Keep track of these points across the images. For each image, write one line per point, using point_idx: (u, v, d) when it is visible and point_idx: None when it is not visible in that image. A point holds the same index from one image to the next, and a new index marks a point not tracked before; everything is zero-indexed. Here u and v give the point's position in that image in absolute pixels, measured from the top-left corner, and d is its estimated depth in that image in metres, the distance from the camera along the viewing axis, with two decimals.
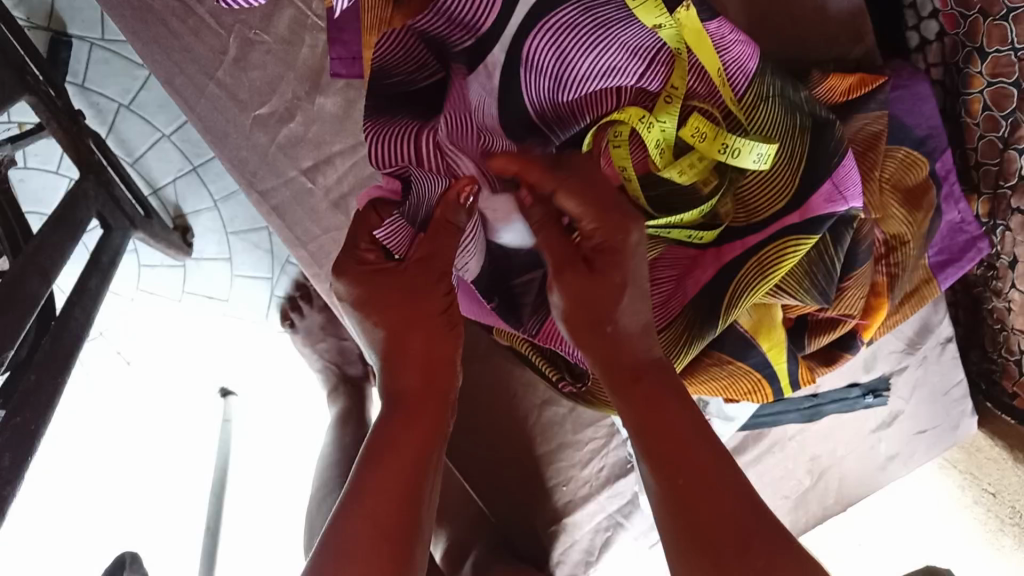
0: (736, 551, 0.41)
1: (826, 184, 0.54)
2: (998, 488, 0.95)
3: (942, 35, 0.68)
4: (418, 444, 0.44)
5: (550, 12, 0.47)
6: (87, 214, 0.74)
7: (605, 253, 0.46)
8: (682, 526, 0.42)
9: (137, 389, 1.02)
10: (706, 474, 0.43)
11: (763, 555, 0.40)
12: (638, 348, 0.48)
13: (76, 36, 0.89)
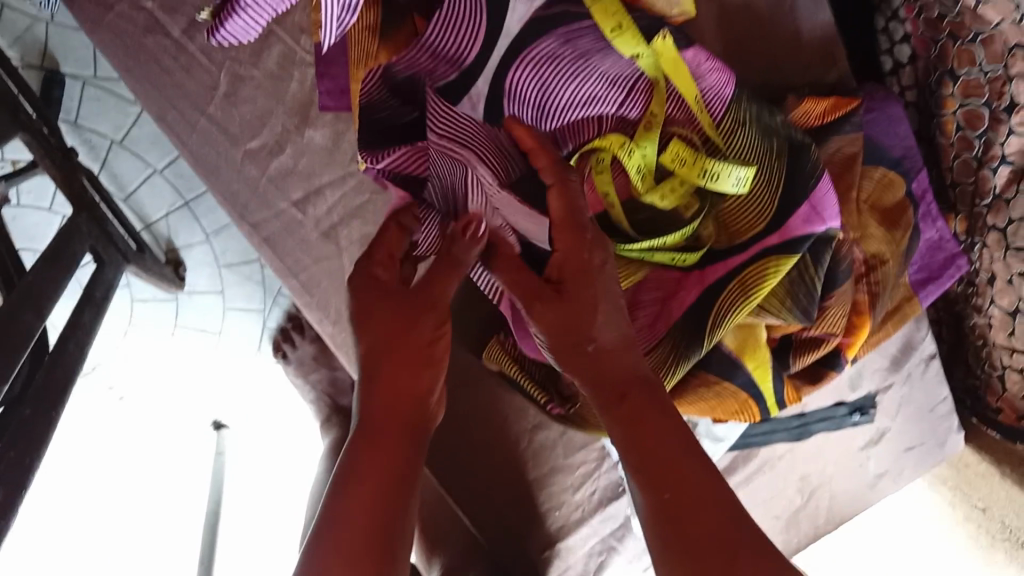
0: (723, 564, 0.40)
1: (804, 206, 0.55)
2: (987, 502, 0.95)
3: (915, 57, 0.71)
4: (389, 467, 0.44)
5: (530, 46, 0.49)
6: (80, 248, 0.75)
7: (573, 278, 0.47)
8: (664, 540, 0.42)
9: (129, 424, 1.02)
10: (686, 485, 0.44)
11: (750, 568, 0.40)
12: (624, 365, 0.48)
13: (69, 75, 0.90)
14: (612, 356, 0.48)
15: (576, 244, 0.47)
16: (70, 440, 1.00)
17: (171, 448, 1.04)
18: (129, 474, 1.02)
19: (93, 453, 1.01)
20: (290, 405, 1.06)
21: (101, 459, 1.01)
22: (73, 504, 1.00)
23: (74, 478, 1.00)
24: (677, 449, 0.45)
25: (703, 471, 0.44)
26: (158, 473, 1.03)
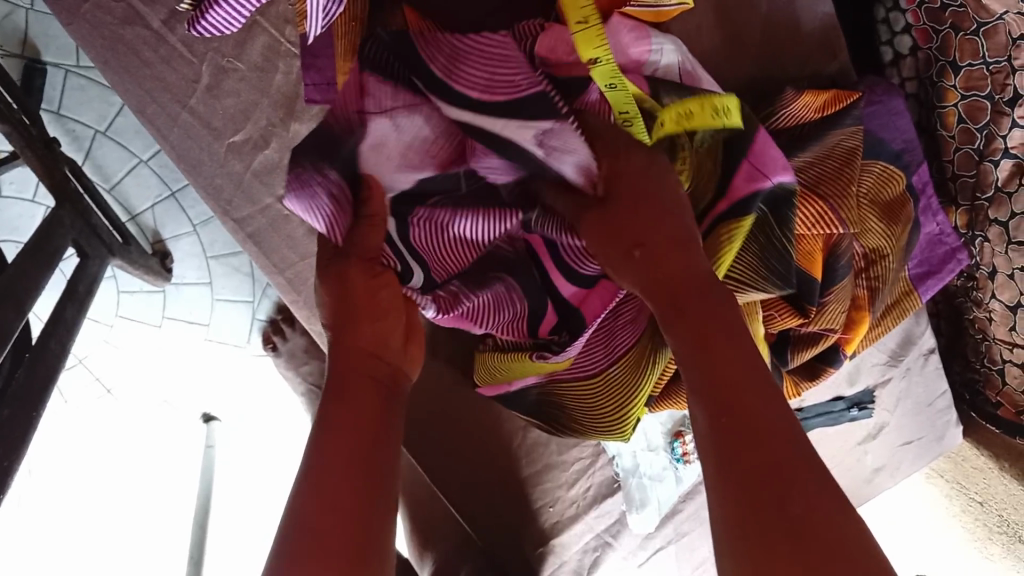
0: (773, 492, 0.31)
1: (746, 164, 0.49)
2: (985, 496, 0.93)
3: (916, 49, 0.68)
4: (363, 421, 0.38)
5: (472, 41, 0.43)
6: (63, 242, 0.73)
7: (618, 184, 0.42)
8: (730, 490, 0.31)
9: (117, 416, 1.00)
10: (748, 419, 0.33)
11: (800, 499, 0.30)
12: (686, 262, 0.40)
13: (50, 63, 0.88)
14: (682, 259, 0.41)
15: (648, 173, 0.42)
16: (56, 431, 0.98)
17: (161, 440, 1.02)
18: (118, 466, 1.01)
19: (81, 445, 0.99)
20: (282, 398, 1.04)
21: (88, 450, 0.99)
22: (64, 494, 1.00)
23: (63, 469, 0.99)
24: (761, 382, 0.35)
25: (768, 395, 0.34)
26: (147, 465, 1.02)
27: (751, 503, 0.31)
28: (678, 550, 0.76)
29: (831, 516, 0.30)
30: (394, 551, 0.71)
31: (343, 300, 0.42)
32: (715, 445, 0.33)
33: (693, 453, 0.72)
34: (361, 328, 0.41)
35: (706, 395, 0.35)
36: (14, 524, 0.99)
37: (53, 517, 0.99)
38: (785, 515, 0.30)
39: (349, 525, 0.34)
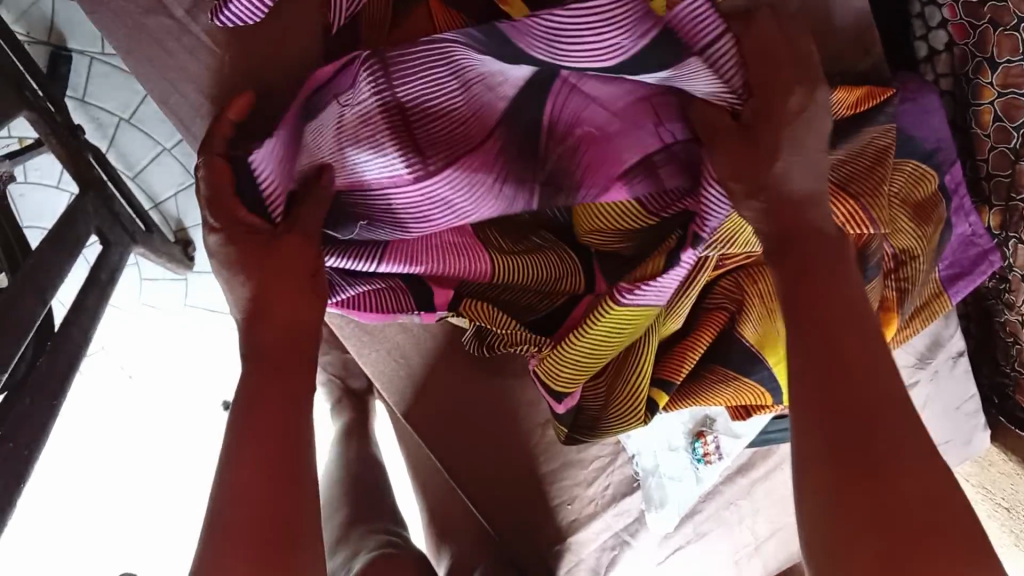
0: (861, 444, 0.36)
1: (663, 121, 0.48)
2: (1012, 502, 0.91)
3: (952, 45, 0.67)
4: (281, 392, 0.41)
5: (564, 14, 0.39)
6: (86, 229, 0.74)
7: (768, 101, 0.43)
8: (828, 477, 0.36)
9: (139, 402, 1.01)
10: (851, 378, 0.38)
11: (888, 456, 0.36)
12: (803, 216, 0.43)
13: (76, 50, 0.88)
14: (798, 210, 0.43)
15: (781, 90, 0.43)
16: (80, 415, 1.00)
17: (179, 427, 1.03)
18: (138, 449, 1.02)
19: (103, 428, 1.01)
20: None
21: (108, 435, 1.01)
22: (88, 476, 1.01)
23: (85, 452, 1.01)
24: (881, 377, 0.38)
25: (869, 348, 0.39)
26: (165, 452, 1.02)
27: (839, 457, 0.36)
28: (698, 549, 0.75)
29: (915, 472, 0.35)
30: (410, 542, 0.71)
31: (269, 273, 0.44)
32: (819, 436, 0.37)
33: (715, 454, 0.70)
34: (276, 302, 0.44)
35: (814, 380, 0.38)
36: (37, 502, 1.01)
37: (73, 499, 1.01)
38: (872, 471, 0.36)
39: (274, 504, 0.37)
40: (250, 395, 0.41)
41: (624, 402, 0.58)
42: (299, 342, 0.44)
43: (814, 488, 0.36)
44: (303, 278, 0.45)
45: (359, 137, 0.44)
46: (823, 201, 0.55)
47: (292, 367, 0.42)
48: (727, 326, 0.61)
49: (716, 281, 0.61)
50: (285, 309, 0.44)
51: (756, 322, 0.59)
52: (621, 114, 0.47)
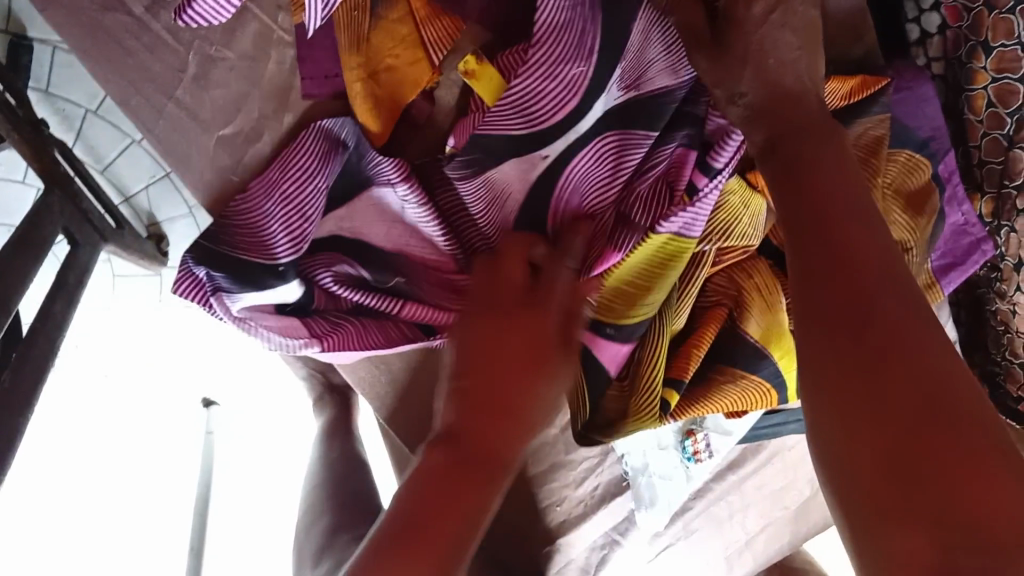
0: (889, 389, 0.33)
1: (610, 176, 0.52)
2: None
3: (945, 28, 0.65)
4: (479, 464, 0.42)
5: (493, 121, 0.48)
6: (52, 230, 0.70)
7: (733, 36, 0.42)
8: (854, 437, 0.34)
9: (113, 402, 0.99)
10: (871, 323, 0.35)
11: (916, 400, 0.33)
12: (818, 160, 0.40)
13: (37, 40, 0.84)
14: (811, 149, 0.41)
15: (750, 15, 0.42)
16: (54, 416, 0.97)
17: (159, 427, 1.01)
18: (115, 450, 1.00)
19: (78, 430, 0.98)
20: (284, 384, 1.02)
21: (83, 435, 0.99)
22: (60, 481, 0.99)
23: (61, 454, 0.99)
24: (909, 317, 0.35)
25: (887, 289, 0.36)
26: (149, 450, 1.01)
27: (866, 404, 0.34)
28: (686, 547, 0.74)
29: (950, 407, 0.33)
30: None
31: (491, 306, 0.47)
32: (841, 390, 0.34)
33: (705, 452, 0.68)
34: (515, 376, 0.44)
35: (834, 338, 0.35)
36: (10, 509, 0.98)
37: (52, 502, 0.98)
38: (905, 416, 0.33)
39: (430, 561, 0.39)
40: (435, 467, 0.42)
41: (647, 397, 0.55)
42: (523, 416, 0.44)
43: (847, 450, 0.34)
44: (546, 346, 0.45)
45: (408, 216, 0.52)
46: None
47: (501, 433, 0.43)
48: (726, 324, 0.58)
49: (708, 280, 0.59)
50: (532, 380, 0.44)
51: (758, 317, 0.57)
52: (591, 184, 0.52)
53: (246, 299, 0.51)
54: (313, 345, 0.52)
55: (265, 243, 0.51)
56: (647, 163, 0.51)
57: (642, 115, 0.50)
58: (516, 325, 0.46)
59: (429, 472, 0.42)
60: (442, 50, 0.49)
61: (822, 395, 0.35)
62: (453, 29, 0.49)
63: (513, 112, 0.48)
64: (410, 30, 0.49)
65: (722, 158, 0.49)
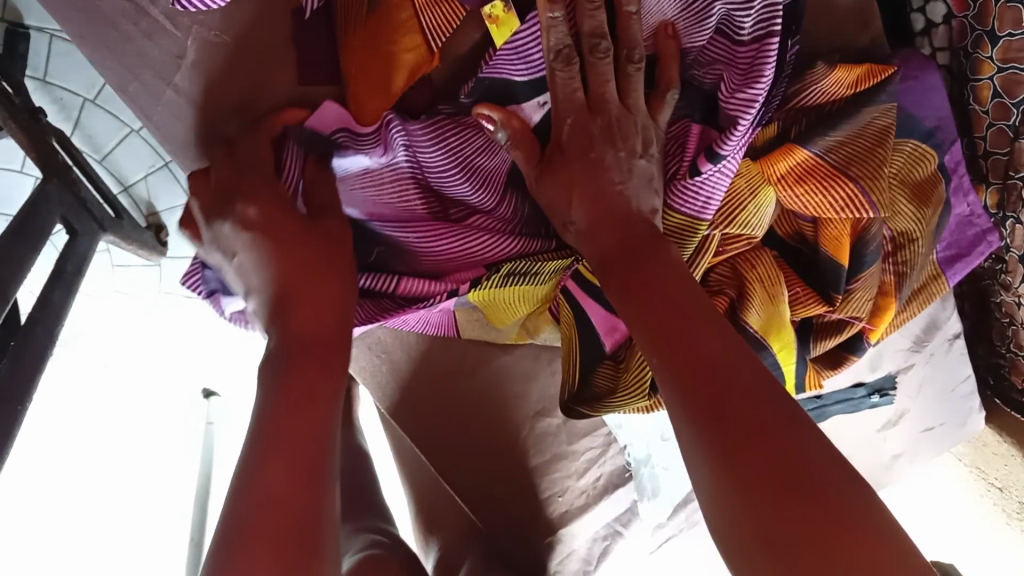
0: (704, 369, 0.39)
1: None
2: (1005, 483, 0.82)
3: (951, 18, 0.64)
4: (307, 404, 0.42)
5: (493, 68, 0.47)
6: (50, 220, 0.70)
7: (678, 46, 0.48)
8: (697, 414, 0.38)
9: (114, 393, 0.99)
10: (684, 326, 0.41)
11: (726, 376, 0.38)
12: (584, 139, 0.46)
13: (34, 28, 0.82)
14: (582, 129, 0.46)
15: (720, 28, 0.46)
16: (52, 408, 0.98)
17: (154, 418, 1.01)
18: (111, 442, 1.00)
19: (78, 421, 0.99)
20: None
21: (80, 425, 0.99)
22: (58, 471, 0.98)
23: (61, 439, 0.99)
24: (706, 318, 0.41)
25: (689, 298, 0.42)
26: (144, 442, 1.01)
27: (692, 389, 0.39)
28: (689, 539, 0.74)
29: (745, 381, 0.38)
30: (399, 540, 0.69)
31: (272, 226, 0.47)
32: (676, 380, 0.39)
33: None
34: (297, 316, 0.46)
35: (661, 341, 0.41)
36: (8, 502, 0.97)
37: (46, 486, 0.98)
38: (723, 388, 0.38)
39: (286, 522, 0.38)
40: (268, 419, 0.41)
41: (636, 373, 0.55)
42: (330, 357, 0.45)
43: (689, 424, 0.38)
44: (324, 278, 0.47)
45: (381, 187, 0.53)
46: (820, 183, 0.54)
47: (324, 371, 0.44)
48: (729, 312, 0.57)
49: (710, 270, 0.59)
50: (319, 310, 0.46)
51: (759, 309, 0.56)
52: None
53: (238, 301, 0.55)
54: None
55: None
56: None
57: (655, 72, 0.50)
58: (311, 261, 0.47)
59: (263, 427, 0.41)
60: (442, 37, 0.48)
61: (668, 390, 0.40)
62: (455, 16, 0.47)
63: (514, 58, 0.47)
64: (409, 16, 0.47)
65: (729, 144, 0.50)
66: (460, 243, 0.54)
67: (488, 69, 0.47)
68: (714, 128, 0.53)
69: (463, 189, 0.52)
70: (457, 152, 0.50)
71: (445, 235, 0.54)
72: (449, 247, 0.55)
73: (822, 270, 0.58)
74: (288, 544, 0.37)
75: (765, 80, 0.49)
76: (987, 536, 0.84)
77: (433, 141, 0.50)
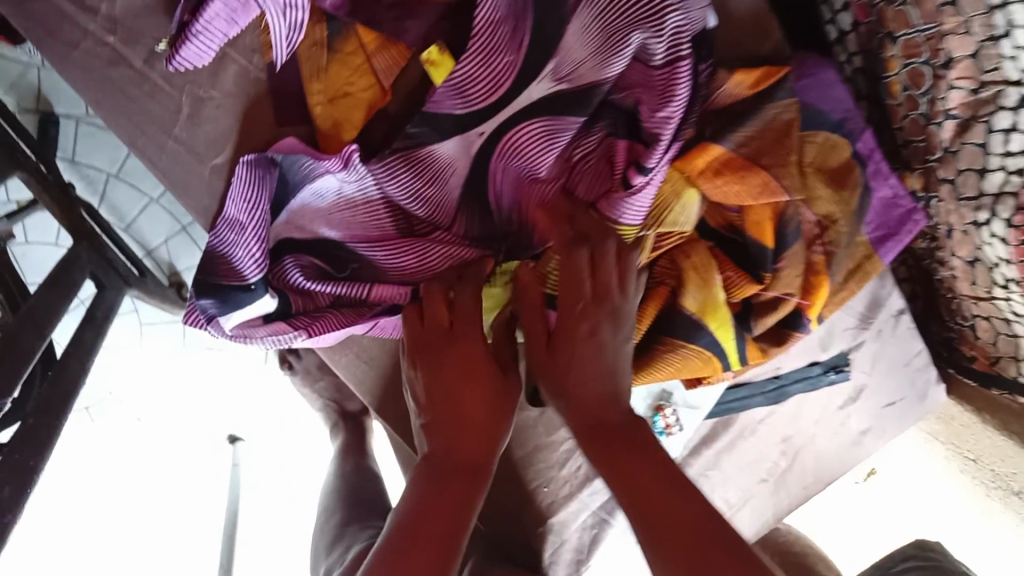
0: (658, 491, 0.52)
1: (512, 177, 0.60)
2: (978, 453, 0.86)
3: (857, 24, 0.73)
4: (465, 478, 0.53)
5: (436, 105, 0.56)
6: (81, 274, 0.79)
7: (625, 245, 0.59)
8: (654, 522, 0.50)
9: (142, 444, 1.04)
10: (644, 460, 0.54)
11: (674, 498, 0.51)
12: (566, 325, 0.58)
13: (62, 115, 0.95)
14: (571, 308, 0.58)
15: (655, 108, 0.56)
16: (82, 467, 1.02)
17: (183, 468, 1.06)
18: (144, 492, 1.05)
19: (109, 473, 1.03)
20: (301, 415, 1.08)
21: (112, 479, 1.03)
22: (95, 522, 1.04)
23: (94, 500, 1.04)
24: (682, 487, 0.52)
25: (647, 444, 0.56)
26: (176, 486, 1.06)
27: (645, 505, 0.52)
28: None
29: (690, 503, 0.51)
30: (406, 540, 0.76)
31: (420, 333, 0.57)
32: (633, 499, 0.53)
33: (676, 425, 0.72)
34: (461, 380, 0.56)
35: (621, 471, 0.54)
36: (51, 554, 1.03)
37: (87, 546, 1.04)
38: (672, 506, 0.51)
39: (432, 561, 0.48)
40: (430, 487, 0.52)
41: None
42: (470, 434, 0.55)
43: (644, 531, 0.51)
44: (476, 363, 0.56)
45: (351, 213, 0.61)
46: (736, 175, 0.61)
47: (474, 455, 0.54)
48: (668, 301, 0.65)
49: (654, 264, 0.65)
50: (469, 376, 0.56)
51: (695, 293, 0.63)
52: (496, 178, 0.60)
53: (236, 316, 0.59)
54: (301, 336, 0.60)
55: (239, 272, 0.59)
56: (577, 142, 0.60)
57: (574, 103, 0.57)
58: (462, 359, 0.56)
59: (423, 488, 0.52)
60: (391, 75, 0.58)
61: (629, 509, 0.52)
62: (400, 57, 0.58)
63: (453, 95, 0.55)
64: (362, 60, 0.58)
65: (654, 157, 0.57)
66: (422, 258, 0.62)
67: (430, 105, 0.55)
68: (637, 141, 0.59)
69: (420, 209, 0.61)
70: (413, 179, 0.59)
71: (410, 250, 0.62)
72: (412, 263, 0.62)
73: (751, 253, 0.65)
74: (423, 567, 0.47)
75: (678, 96, 0.55)
76: (972, 508, 0.89)
77: (391, 168, 0.58)
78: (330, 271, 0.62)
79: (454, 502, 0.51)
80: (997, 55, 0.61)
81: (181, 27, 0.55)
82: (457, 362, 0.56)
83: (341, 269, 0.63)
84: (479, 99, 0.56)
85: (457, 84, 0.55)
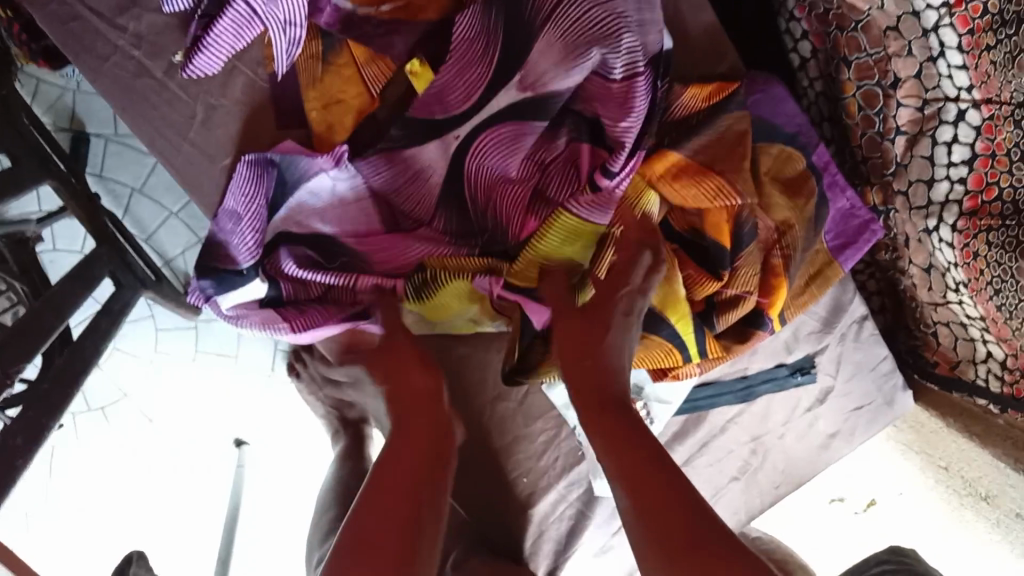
0: (629, 464, 0.54)
1: (490, 177, 0.65)
2: (948, 462, 0.96)
3: (816, 51, 0.78)
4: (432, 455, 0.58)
5: (420, 111, 0.64)
6: (101, 273, 0.86)
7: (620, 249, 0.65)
8: (628, 491, 0.53)
9: (152, 446, 1.09)
10: (617, 433, 0.57)
11: (643, 470, 0.54)
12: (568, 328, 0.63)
13: (93, 133, 1.04)
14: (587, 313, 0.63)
15: (618, 112, 0.62)
16: (94, 465, 1.07)
17: (190, 471, 1.10)
18: (149, 492, 1.09)
19: (118, 474, 1.08)
20: (303, 423, 1.13)
21: (121, 479, 1.08)
22: (98, 519, 1.07)
23: (101, 500, 1.07)
24: (655, 458, 0.54)
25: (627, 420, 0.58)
26: (181, 488, 1.10)
27: (619, 473, 0.54)
28: None
29: (656, 477, 0.53)
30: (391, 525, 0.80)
31: (387, 347, 0.66)
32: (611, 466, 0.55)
33: (647, 419, 0.75)
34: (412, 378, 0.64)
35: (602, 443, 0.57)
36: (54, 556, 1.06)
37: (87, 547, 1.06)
38: (642, 475, 0.53)
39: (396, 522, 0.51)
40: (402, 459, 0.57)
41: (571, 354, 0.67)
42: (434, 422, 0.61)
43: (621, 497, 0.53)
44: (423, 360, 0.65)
45: (343, 209, 0.67)
46: (692, 178, 0.67)
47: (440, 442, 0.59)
48: None
49: None
50: (425, 378, 0.64)
51: (656, 287, 0.69)
52: (473, 178, 0.65)
53: (232, 297, 0.66)
54: (286, 326, 0.66)
55: (233, 257, 0.65)
56: (544, 146, 0.66)
57: (537, 110, 0.63)
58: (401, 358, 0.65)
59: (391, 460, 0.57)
60: (378, 84, 0.66)
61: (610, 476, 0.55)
62: (387, 70, 0.66)
63: (433, 103, 0.63)
64: (353, 70, 0.66)
65: (618, 161, 0.62)
66: (405, 251, 0.67)
67: (413, 111, 0.63)
68: (601, 146, 0.65)
69: (406, 206, 0.67)
70: (397, 177, 0.66)
71: (394, 243, 0.67)
72: (396, 257, 0.68)
73: (712, 254, 0.70)
74: (386, 523, 0.51)
75: (638, 107, 0.61)
76: (948, 520, 0.96)
77: (379, 164, 0.65)
78: (323, 262, 0.67)
79: (421, 469, 0.56)
80: (936, 74, 0.69)
81: (195, 40, 0.63)
82: (405, 366, 0.64)
83: (332, 260, 0.67)
84: (457, 104, 0.64)
85: (437, 93, 0.63)
